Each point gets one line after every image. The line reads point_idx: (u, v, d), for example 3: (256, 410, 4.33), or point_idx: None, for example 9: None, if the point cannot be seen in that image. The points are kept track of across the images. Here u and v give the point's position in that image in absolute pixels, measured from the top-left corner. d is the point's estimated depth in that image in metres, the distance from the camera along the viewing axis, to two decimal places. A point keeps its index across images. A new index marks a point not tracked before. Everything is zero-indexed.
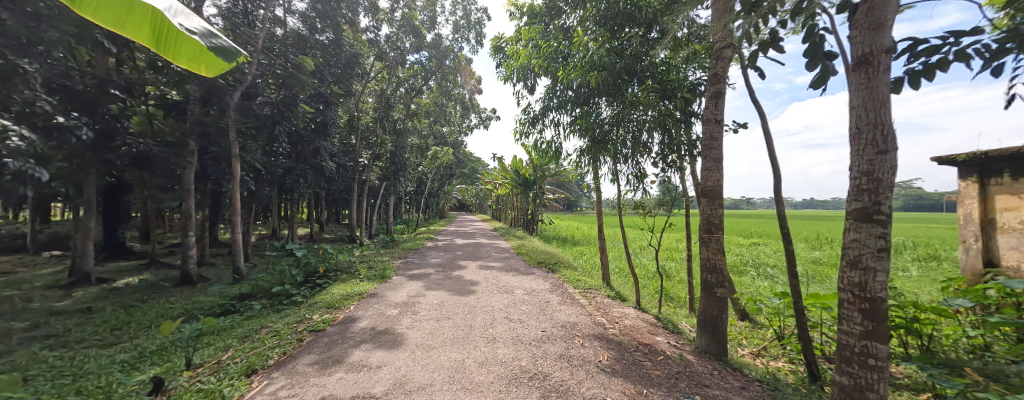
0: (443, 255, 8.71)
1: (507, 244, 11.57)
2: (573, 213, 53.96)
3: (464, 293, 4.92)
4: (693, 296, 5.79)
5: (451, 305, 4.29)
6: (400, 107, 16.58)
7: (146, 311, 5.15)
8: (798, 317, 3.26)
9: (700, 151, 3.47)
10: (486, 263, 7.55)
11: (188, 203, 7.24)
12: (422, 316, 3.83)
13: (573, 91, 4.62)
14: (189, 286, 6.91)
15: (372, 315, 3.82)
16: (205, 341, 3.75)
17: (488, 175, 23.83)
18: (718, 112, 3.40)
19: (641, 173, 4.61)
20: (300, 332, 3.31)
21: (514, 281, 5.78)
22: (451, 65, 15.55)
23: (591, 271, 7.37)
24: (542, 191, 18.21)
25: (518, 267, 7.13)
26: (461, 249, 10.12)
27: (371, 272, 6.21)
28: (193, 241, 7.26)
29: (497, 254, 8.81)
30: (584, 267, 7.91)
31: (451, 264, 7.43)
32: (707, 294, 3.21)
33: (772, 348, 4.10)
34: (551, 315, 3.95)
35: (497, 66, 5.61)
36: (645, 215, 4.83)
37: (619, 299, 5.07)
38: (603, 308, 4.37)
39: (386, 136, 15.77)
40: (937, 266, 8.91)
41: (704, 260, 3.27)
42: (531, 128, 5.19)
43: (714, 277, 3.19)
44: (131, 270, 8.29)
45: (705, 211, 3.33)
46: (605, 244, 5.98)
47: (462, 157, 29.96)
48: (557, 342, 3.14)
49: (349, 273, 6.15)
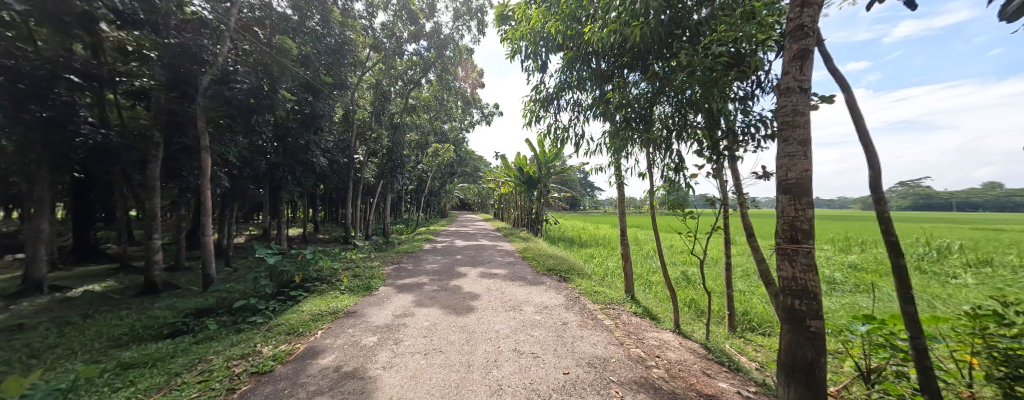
0: (441, 260, 7.84)
1: (511, 246, 10.69)
2: (576, 212, 53.09)
3: (463, 312, 4.03)
4: (733, 313, 4.87)
5: (445, 329, 3.41)
6: (398, 101, 15.78)
7: (84, 330, 4.32)
8: (918, 359, 2.35)
9: (776, 133, 2.58)
10: (489, 269, 6.68)
11: (153, 201, 6.43)
12: (406, 347, 2.95)
13: (597, 63, 3.78)
14: (152, 296, 6.08)
15: (342, 346, 2.97)
16: (123, 380, 2.88)
17: (490, 174, 22.94)
18: (804, 78, 2.49)
19: (679, 165, 3.71)
20: (235, 377, 2.43)
21: (521, 293, 4.89)
22: (451, 56, 14.73)
23: (609, 280, 6.45)
24: (547, 189, 17.36)
25: (525, 275, 6.23)
26: (461, 252, 9.22)
27: (354, 282, 5.34)
28: (159, 244, 6.45)
29: (501, 259, 7.93)
30: (599, 275, 7.00)
31: (449, 271, 6.56)
32: (794, 328, 2.34)
33: (856, 387, 3.23)
34: (572, 346, 3.08)
35: (503, 39, 4.77)
36: (682, 216, 3.93)
37: (650, 319, 4.19)
38: (636, 334, 3.49)
39: (382, 131, 14.93)
40: (996, 273, 7.88)
41: (787, 279, 2.41)
42: (543, 111, 4.31)
43: (803, 305, 2.32)
44: (97, 275, 7.51)
45: (783, 213, 2.44)
46: (629, 250, 5.08)
47: (463, 154, 29.15)
48: (587, 393, 2.27)
49: (329, 283, 5.30)
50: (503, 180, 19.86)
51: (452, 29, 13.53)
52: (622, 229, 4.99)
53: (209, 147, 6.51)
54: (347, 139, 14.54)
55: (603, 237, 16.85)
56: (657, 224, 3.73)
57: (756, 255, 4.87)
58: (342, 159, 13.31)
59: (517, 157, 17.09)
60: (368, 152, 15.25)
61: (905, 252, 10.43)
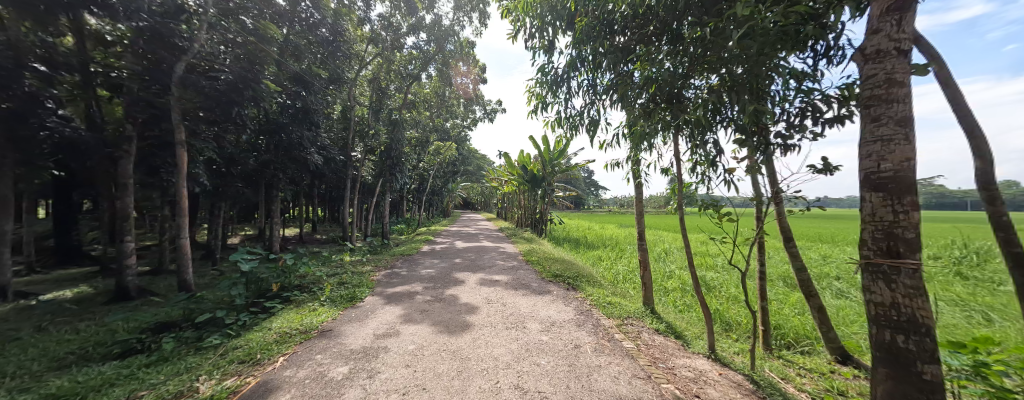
0: (439, 264, 7.27)
1: (514, 248, 10.11)
2: (581, 211, 52.41)
3: (456, 330, 3.44)
4: (769, 329, 4.23)
5: (433, 355, 2.82)
6: (397, 97, 15.26)
7: (28, 347, 3.79)
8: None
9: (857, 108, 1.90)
10: (490, 275, 6.11)
11: (126, 201, 5.93)
12: (381, 382, 2.37)
13: (617, 35, 3.15)
14: (122, 304, 5.59)
15: (303, 380, 2.39)
16: None
17: (493, 172, 22.41)
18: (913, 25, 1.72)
19: (712, 156, 3.07)
20: None
21: (526, 306, 4.29)
22: (453, 49, 14.21)
23: (621, 288, 5.82)
24: (552, 188, 16.76)
25: (529, 282, 5.64)
26: (461, 255, 8.66)
27: (337, 292, 4.76)
28: (132, 247, 5.96)
29: (502, 263, 7.35)
30: (610, 282, 6.37)
31: (446, 277, 5.98)
32: (898, 375, 1.65)
33: None
34: (589, 381, 2.47)
35: (505, 14, 4.15)
36: (717, 218, 3.29)
37: (675, 339, 3.57)
38: (664, 362, 2.87)
39: (380, 127, 14.43)
40: None
41: (882, 306, 1.70)
42: (552, 96, 3.69)
43: (912, 343, 1.61)
44: (75, 279, 7.08)
45: (875, 217, 1.62)
46: (648, 257, 4.44)
47: (465, 153, 28.63)
48: None
49: (311, 292, 4.73)
50: (506, 178, 19.29)
51: (452, 20, 12.96)
52: (640, 232, 4.36)
53: (185, 142, 5.99)
54: (344, 137, 14.06)
55: (609, 238, 16.19)
56: (683, 228, 3.12)
57: (795, 263, 4.22)
58: (339, 157, 12.81)
59: (520, 154, 16.51)
60: (366, 150, 14.77)
61: (938, 254, 9.71)
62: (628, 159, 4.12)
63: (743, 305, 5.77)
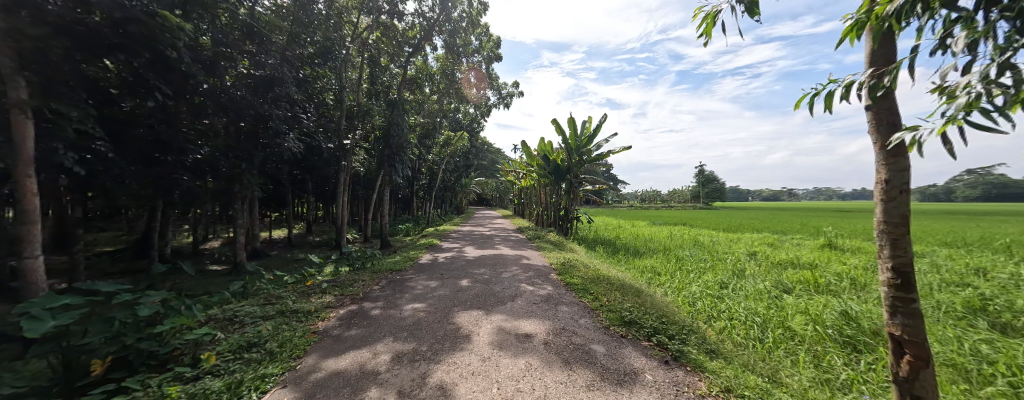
0: (434, 291, 4.85)
1: (540, 259, 7.58)
2: (601, 208, 48.96)
3: None
4: None
5: None
6: (398, 77, 13.10)
7: None
8: None
9: None
10: (514, 321, 3.61)
11: None
12: None
13: None
14: None
15: None
16: None
17: (509, 165, 20.04)
18: None
19: None
20: None
21: None
22: (462, 18, 12.05)
23: (753, 359, 3.10)
24: (579, 181, 14.13)
25: (588, 343, 3.07)
26: (467, 271, 6.20)
27: (212, 378, 2.36)
28: None
29: (531, 292, 4.77)
30: (715, 338, 3.68)
31: (439, 326, 3.47)
32: None
33: None
34: None
35: None
36: None
37: None
38: None
39: (377, 111, 12.32)
40: None
41: None
42: None
43: None
44: None
45: None
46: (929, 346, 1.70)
47: (477, 145, 26.23)
48: None
49: (147, 383, 2.27)
50: (523, 170, 16.70)
51: None
52: (890, 266, 1.76)
53: (33, 107, 3.73)
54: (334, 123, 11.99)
55: (650, 240, 13.37)
56: None
57: None
58: (326, 144, 10.65)
59: (542, 141, 14.02)
60: (361, 136, 12.62)
61: None
62: (885, 71, 1.59)
63: (1006, 394, 2.95)
